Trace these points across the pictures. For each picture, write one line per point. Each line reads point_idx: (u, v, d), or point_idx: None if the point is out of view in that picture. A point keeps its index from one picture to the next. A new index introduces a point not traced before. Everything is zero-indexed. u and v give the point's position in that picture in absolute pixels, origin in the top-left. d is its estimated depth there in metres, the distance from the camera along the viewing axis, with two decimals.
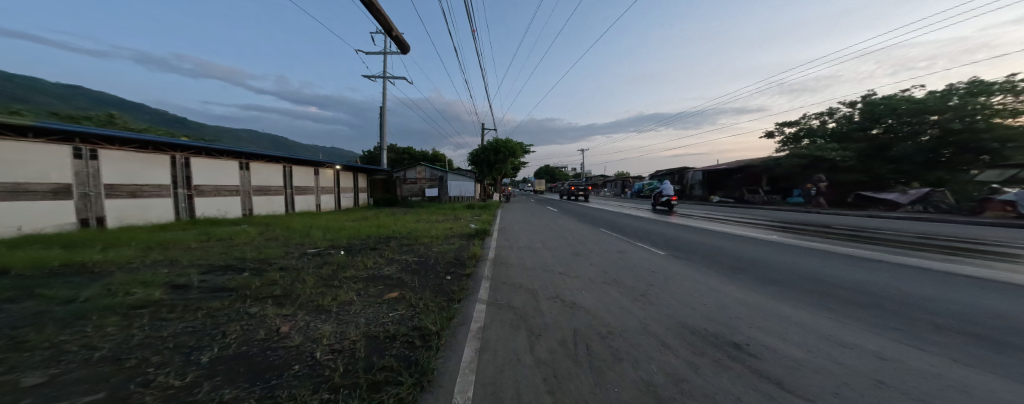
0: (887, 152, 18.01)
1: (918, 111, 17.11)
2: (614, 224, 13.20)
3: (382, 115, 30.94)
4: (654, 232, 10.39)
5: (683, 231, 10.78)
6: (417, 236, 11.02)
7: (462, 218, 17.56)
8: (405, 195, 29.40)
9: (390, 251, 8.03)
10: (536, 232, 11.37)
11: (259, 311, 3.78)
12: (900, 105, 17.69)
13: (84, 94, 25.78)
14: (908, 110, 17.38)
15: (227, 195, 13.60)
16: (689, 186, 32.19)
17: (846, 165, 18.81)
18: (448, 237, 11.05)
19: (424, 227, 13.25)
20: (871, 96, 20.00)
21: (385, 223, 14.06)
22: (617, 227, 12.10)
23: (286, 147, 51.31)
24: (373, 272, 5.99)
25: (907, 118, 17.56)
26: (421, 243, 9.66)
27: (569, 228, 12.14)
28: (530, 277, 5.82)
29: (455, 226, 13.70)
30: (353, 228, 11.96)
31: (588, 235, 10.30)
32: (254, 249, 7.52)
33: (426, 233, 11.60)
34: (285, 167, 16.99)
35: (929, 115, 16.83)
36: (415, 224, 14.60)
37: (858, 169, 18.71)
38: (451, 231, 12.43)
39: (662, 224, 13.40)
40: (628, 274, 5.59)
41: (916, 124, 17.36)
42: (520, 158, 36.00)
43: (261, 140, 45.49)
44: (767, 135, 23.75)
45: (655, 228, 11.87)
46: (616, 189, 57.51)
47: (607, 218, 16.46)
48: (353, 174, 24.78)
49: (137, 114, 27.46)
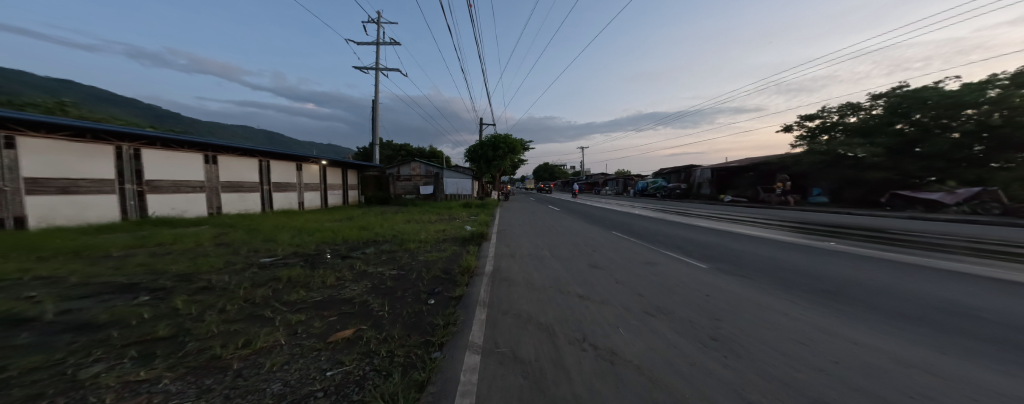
0: (918, 148, 16.65)
1: (952, 105, 15.79)
2: (627, 226, 11.74)
3: (375, 109, 29.28)
4: (679, 237, 8.93)
5: (710, 235, 9.36)
6: (404, 240, 9.49)
7: (459, 218, 16.00)
8: (399, 193, 27.84)
9: (364, 261, 6.49)
10: (541, 236, 9.91)
11: (97, 376, 2.25)
12: (933, 98, 16.36)
13: (67, 87, 24.42)
14: (942, 104, 16.04)
15: (187, 192, 12.01)
16: (696, 184, 30.82)
17: (873, 162, 17.44)
18: (438, 241, 9.48)
19: (413, 229, 11.71)
20: (897, 88, 18.63)
21: (370, 224, 12.51)
22: (632, 231, 10.63)
23: (281, 142, 49.94)
24: (329, 294, 4.48)
25: (939, 112, 16.25)
26: (405, 249, 8.12)
27: (577, 231, 10.67)
28: (541, 303, 4.35)
29: (448, 229, 12.11)
30: (329, 229, 10.39)
31: (602, 240, 8.84)
32: (188, 258, 5.98)
33: (414, 237, 10.05)
34: (261, 161, 15.36)
35: (964, 109, 15.53)
36: (404, 224, 13.05)
37: (885, 166, 17.35)
38: (443, 234, 10.86)
39: (680, 226, 11.95)
40: (674, 299, 4.14)
41: (949, 118, 16.06)
42: (520, 155, 34.55)
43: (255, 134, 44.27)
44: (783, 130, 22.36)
45: (676, 231, 10.41)
46: (618, 187, 56.05)
47: (617, 218, 14.95)
48: (342, 170, 23.20)
49: (114, 105, 25.88)
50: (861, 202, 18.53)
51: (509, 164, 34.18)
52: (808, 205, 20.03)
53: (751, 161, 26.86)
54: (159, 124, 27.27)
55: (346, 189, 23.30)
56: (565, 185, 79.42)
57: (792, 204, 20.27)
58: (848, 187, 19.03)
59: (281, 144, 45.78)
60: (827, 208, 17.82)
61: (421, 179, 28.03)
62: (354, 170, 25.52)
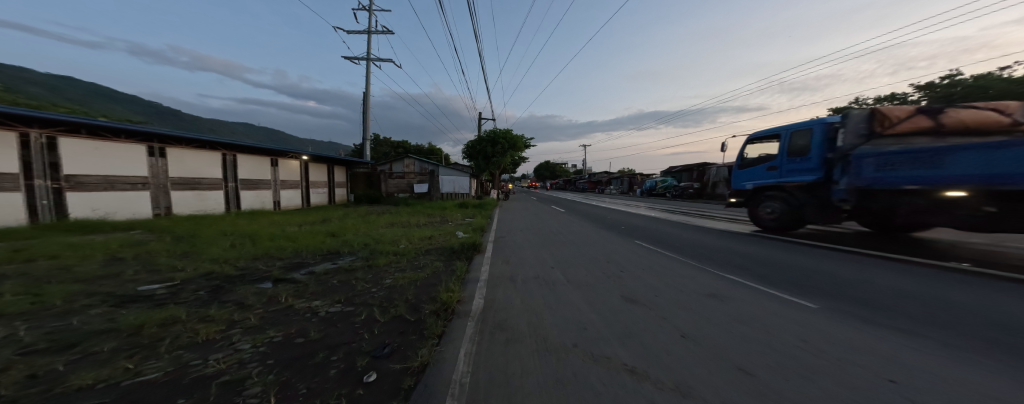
0: None
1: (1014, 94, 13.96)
2: (648, 233, 9.89)
3: (366, 101, 27.27)
4: (727, 250, 6.95)
5: (760, 246, 7.40)
6: (375, 251, 7.41)
7: (452, 221, 13.94)
8: (391, 192, 25.86)
9: (300, 289, 4.48)
10: (548, 247, 8.03)
11: None
12: (993, 85, 14.47)
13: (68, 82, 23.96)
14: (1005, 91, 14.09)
15: (124, 190, 10.06)
16: (710, 183, 28.82)
17: None
18: (420, 254, 7.49)
19: (393, 235, 9.66)
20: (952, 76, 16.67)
21: (346, 228, 10.44)
22: (659, 240, 8.67)
23: (282, 140, 48.76)
24: (181, 364, 2.47)
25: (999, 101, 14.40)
26: (372, 266, 6.15)
27: (592, 241, 8.77)
28: (564, 395, 2.36)
29: (436, 236, 10.06)
30: (287, 236, 8.29)
31: (627, 254, 6.92)
32: (26, 287, 3.95)
33: (390, 246, 8.02)
34: (227, 156, 13.33)
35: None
36: (387, 229, 11.02)
37: None
38: (426, 243, 8.83)
39: (712, 232, 10.03)
40: (824, 393, 2.14)
41: None
42: (520, 153, 32.62)
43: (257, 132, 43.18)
44: None
45: (713, 239, 8.51)
46: (623, 186, 54.03)
47: (635, 222, 12.91)
48: (329, 166, 21.23)
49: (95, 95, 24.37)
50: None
51: (509, 161, 32.24)
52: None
53: None
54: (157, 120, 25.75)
55: (332, 187, 21.31)
56: (567, 184, 77.30)
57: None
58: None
59: (282, 141, 44.57)
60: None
61: (414, 176, 26.11)
62: (342, 167, 23.47)
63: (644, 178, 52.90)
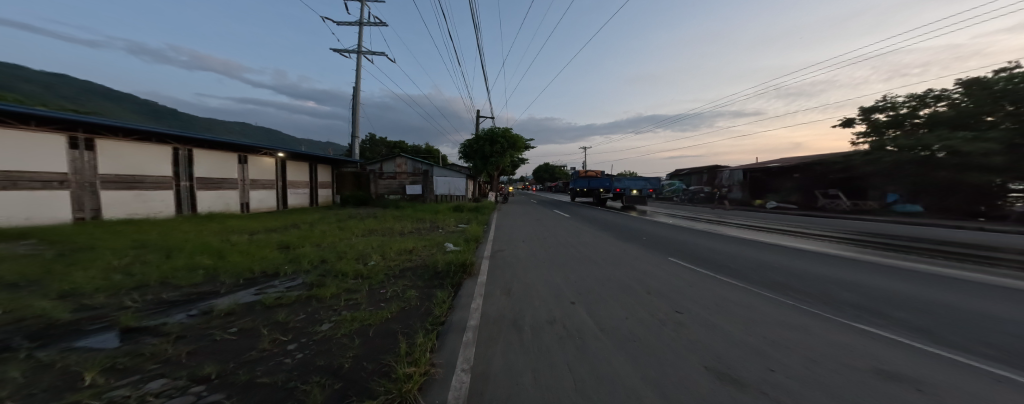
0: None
1: None
2: (680, 249, 8.00)
3: (356, 96, 25.31)
4: (807, 280, 5.12)
5: (844, 271, 5.56)
6: (326, 272, 5.46)
7: (443, 228, 11.97)
8: (382, 193, 23.94)
9: (145, 355, 2.54)
10: (562, 270, 6.17)
11: None
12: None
13: None
14: None
15: (35, 189, 8.14)
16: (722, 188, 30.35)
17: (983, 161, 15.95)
18: (390, 278, 5.58)
19: (364, 247, 7.68)
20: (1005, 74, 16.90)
21: (309, 237, 8.44)
22: (700, 259, 6.79)
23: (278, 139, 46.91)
24: None
25: None
26: (312, 298, 4.23)
27: (616, 260, 6.91)
28: None
29: (418, 249, 8.11)
30: (218, 247, 6.26)
31: (673, 284, 5.04)
32: None
33: (352, 263, 6.08)
34: (182, 151, 11.41)
35: None
36: (362, 238, 9.07)
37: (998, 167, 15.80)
38: (401, 260, 6.87)
39: (759, 247, 8.19)
40: None
41: None
42: (520, 154, 30.85)
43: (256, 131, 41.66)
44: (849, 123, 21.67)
45: (771, 260, 6.65)
46: None
47: (656, 232, 11.05)
48: (312, 164, 19.34)
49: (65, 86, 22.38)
50: (957, 208, 17.79)
51: (508, 161, 30.45)
52: (896, 215, 18.87)
53: (794, 162, 25.83)
54: (138, 114, 23.88)
55: (314, 187, 19.37)
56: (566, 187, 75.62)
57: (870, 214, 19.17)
58: (934, 192, 18.45)
59: (278, 140, 42.75)
60: (922, 220, 16.02)
61: (406, 176, 24.14)
62: (328, 165, 21.49)
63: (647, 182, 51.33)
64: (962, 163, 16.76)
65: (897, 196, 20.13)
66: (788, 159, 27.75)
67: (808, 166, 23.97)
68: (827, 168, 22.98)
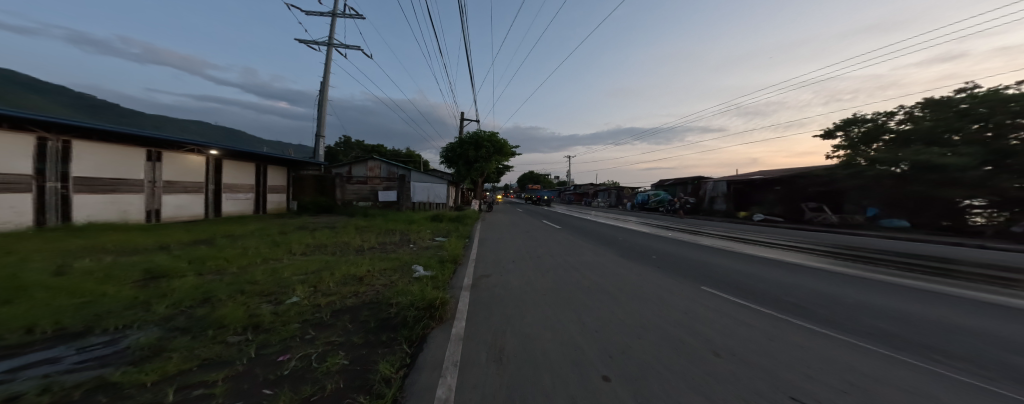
0: (1008, 160, 15.17)
1: None
2: (708, 276, 6.44)
3: (323, 92, 22.44)
4: (933, 334, 3.58)
5: (959, 317, 4.10)
6: (188, 323, 3.27)
7: (414, 244, 9.71)
8: (349, 199, 20.71)
9: None
10: (576, 315, 4.36)
11: None
12: (1015, 98, 15.25)
13: None
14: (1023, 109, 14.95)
15: None
16: (707, 199, 30.34)
17: (965, 176, 15.83)
18: (307, 332, 3.48)
19: (288, 274, 5.41)
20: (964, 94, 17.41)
21: (213, 258, 6.00)
22: (747, 293, 5.23)
23: (241, 139, 42.62)
24: None
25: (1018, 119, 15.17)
26: (100, 391, 2.05)
27: (641, 294, 5.18)
28: None
29: (369, 275, 5.93)
30: (19, 281, 3.83)
31: (752, 346, 3.34)
32: None
33: (249, 304, 3.90)
34: (54, 143, 8.78)
35: None
36: (296, 259, 6.69)
37: (974, 184, 15.78)
38: (337, 297, 4.74)
39: (798, 272, 6.80)
40: None
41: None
42: (506, 160, 29.10)
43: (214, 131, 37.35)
44: (828, 137, 21.80)
45: (836, 295, 5.22)
46: (611, 200, 52.10)
47: (665, 249, 9.53)
48: (261, 165, 16.52)
49: None
50: (934, 223, 17.95)
51: (494, 168, 28.62)
52: (882, 229, 18.78)
53: (776, 175, 25.93)
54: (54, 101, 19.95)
55: (262, 192, 16.52)
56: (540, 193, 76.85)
57: (859, 228, 18.95)
58: (913, 206, 18.60)
59: (240, 141, 38.57)
60: (918, 236, 15.62)
61: (379, 181, 21.25)
62: (283, 167, 18.44)
63: (631, 192, 51.05)
64: (939, 179, 16.74)
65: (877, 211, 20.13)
66: (771, 172, 27.84)
67: (791, 179, 23.82)
68: (809, 181, 22.97)
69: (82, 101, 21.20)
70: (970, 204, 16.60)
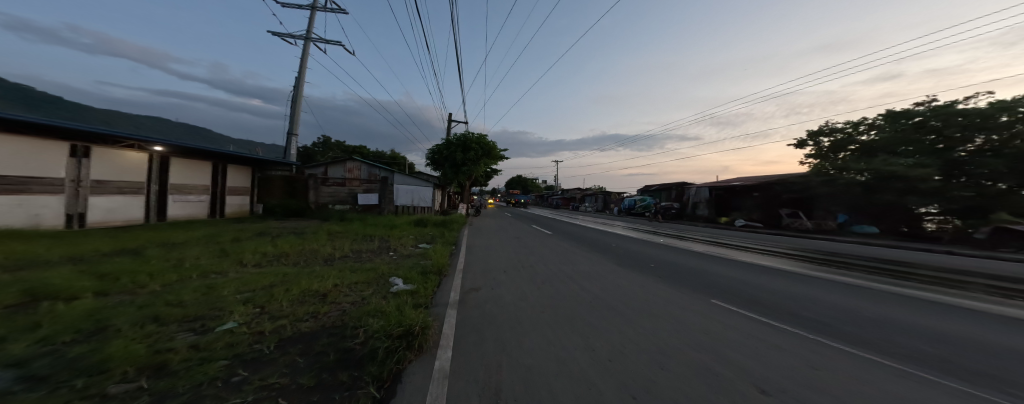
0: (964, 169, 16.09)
1: (981, 127, 15.81)
2: (714, 284, 5.98)
3: (296, 88, 20.85)
4: (983, 358, 3.18)
5: (995, 335, 3.77)
6: (46, 374, 2.34)
7: (394, 251, 8.72)
8: (323, 203, 18.89)
9: None
10: (582, 340, 3.68)
11: None
12: (968, 113, 16.09)
13: None
14: (973, 123, 15.93)
15: None
16: (690, 205, 30.92)
17: (927, 185, 16.64)
18: (233, 373, 2.61)
19: (226, 293, 4.44)
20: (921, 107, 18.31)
21: (132, 277, 4.91)
22: (763, 307, 4.75)
23: (209, 138, 39.72)
24: None
25: (970, 132, 16.15)
26: None
27: (651, 309, 4.59)
28: None
29: (333, 290, 4.99)
30: None
31: (799, 379, 2.77)
32: None
33: (154, 339, 2.97)
34: None
35: (994, 134, 15.56)
36: (246, 272, 5.66)
37: (934, 192, 16.64)
38: (287, 321, 3.82)
39: (801, 282, 6.49)
40: None
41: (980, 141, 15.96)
42: (495, 163, 28.37)
43: (178, 128, 34.58)
44: (801, 146, 22.58)
45: (854, 310, 4.84)
46: (598, 204, 52.47)
47: (662, 256, 9.08)
48: (217, 165, 14.97)
49: None
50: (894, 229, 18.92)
51: (482, 171, 27.79)
52: (853, 234, 19.54)
53: (754, 181, 26.71)
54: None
55: (216, 194, 14.99)
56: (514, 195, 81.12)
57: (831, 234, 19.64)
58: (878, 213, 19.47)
59: (207, 139, 35.88)
60: (886, 241, 16.24)
61: (359, 183, 19.49)
62: (246, 167, 16.84)
63: (616, 197, 51.46)
64: (903, 187, 17.40)
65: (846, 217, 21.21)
66: (750, 179, 28.67)
67: (768, 186, 24.56)
68: (784, 187, 23.69)
69: (16, 90, 18.75)
70: (927, 211, 17.45)
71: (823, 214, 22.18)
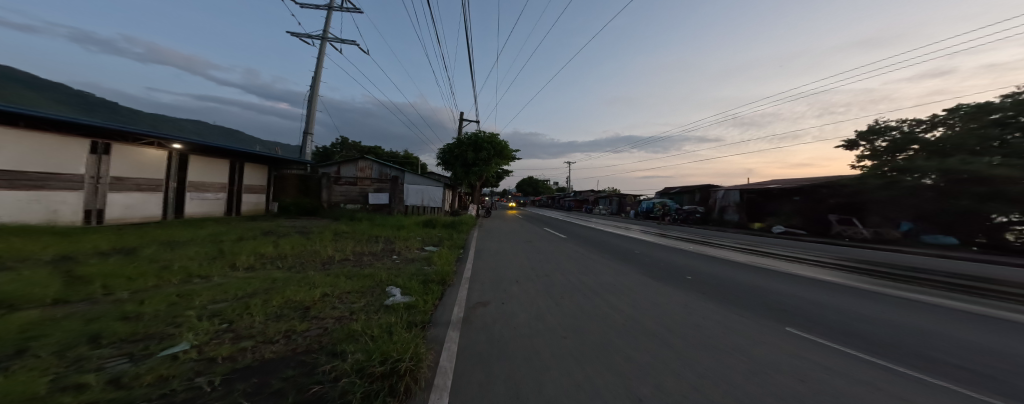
0: None
1: None
2: (780, 303, 4.78)
3: (313, 88, 20.94)
4: None
5: None
6: None
7: (397, 254, 8.09)
8: (336, 202, 18.85)
9: None
10: (621, 382, 2.72)
11: None
12: None
13: None
14: None
15: None
16: (718, 209, 28.94)
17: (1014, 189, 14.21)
18: None
19: (196, 304, 3.84)
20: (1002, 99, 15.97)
21: (106, 282, 4.42)
22: (861, 338, 3.57)
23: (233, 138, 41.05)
24: None
25: None
26: None
27: (707, 337, 3.53)
28: None
29: (319, 302, 4.33)
30: None
31: None
32: None
33: (70, 370, 2.32)
34: None
35: None
36: (232, 277, 5.11)
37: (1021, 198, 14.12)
38: (250, 345, 3.11)
39: (889, 303, 5.18)
40: None
41: None
42: (507, 163, 27.64)
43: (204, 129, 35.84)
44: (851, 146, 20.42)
45: (992, 344, 3.54)
46: (614, 207, 50.71)
47: (697, 266, 7.88)
48: (234, 163, 15.04)
49: None
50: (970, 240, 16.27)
51: (494, 171, 27.11)
52: (915, 245, 17.26)
53: (792, 184, 24.51)
54: None
55: (233, 192, 15.03)
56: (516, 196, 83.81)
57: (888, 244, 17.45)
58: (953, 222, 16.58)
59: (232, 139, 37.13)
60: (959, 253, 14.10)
61: (370, 182, 19.29)
62: (263, 165, 16.88)
63: (634, 199, 49.53)
64: (985, 192, 15.03)
65: (911, 225, 18.19)
66: (787, 182, 26.41)
67: (812, 189, 22.41)
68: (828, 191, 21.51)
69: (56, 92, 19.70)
70: (1008, 220, 15.04)
71: (875, 221, 19.88)
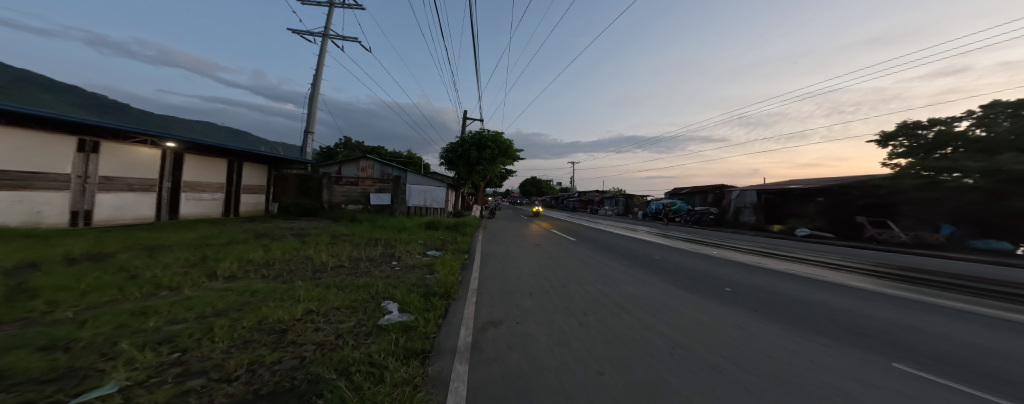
0: None
1: None
2: (856, 320, 3.93)
3: (314, 86, 20.39)
4: None
5: None
6: None
7: (397, 260, 7.37)
8: (337, 202, 18.28)
9: None
10: None
11: None
12: None
13: None
14: None
15: None
16: (732, 210, 28.04)
17: None
18: None
19: (148, 326, 3.11)
20: None
21: (54, 298, 3.73)
22: (1005, 380, 2.67)
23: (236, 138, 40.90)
24: None
25: None
26: None
27: (791, 376, 2.70)
28: None
29: (300, 322, 3.58)
30: None
31: None
32: None
33: None
34: None
35: None
36: (207, 290, 4.41)
37: None
38: (200, 385, 2.31)
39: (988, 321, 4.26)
40: None
41: None
42: (512, 163, 26.87)
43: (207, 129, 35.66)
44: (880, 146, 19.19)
45: None
46: (620, 207, 49.69)
47: (732, 274, 6.97)
48: (232, 162, 14.49)
49: None
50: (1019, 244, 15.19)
51: (499, 171, 26.37)
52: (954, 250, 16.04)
53: (812, 184, 23.36)
54: None
55: (230, 192, 14.49)
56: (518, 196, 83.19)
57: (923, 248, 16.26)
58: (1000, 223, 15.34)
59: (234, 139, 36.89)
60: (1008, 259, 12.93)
61: (372, 182, 18.66)
62: (263, 165, 16.36)
63: (640, 199, 48.54)
64: None
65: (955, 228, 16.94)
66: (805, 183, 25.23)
67: (839, 190, 21.28)
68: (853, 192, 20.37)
69: None
70: None
71: (906, 222, 18.70)
